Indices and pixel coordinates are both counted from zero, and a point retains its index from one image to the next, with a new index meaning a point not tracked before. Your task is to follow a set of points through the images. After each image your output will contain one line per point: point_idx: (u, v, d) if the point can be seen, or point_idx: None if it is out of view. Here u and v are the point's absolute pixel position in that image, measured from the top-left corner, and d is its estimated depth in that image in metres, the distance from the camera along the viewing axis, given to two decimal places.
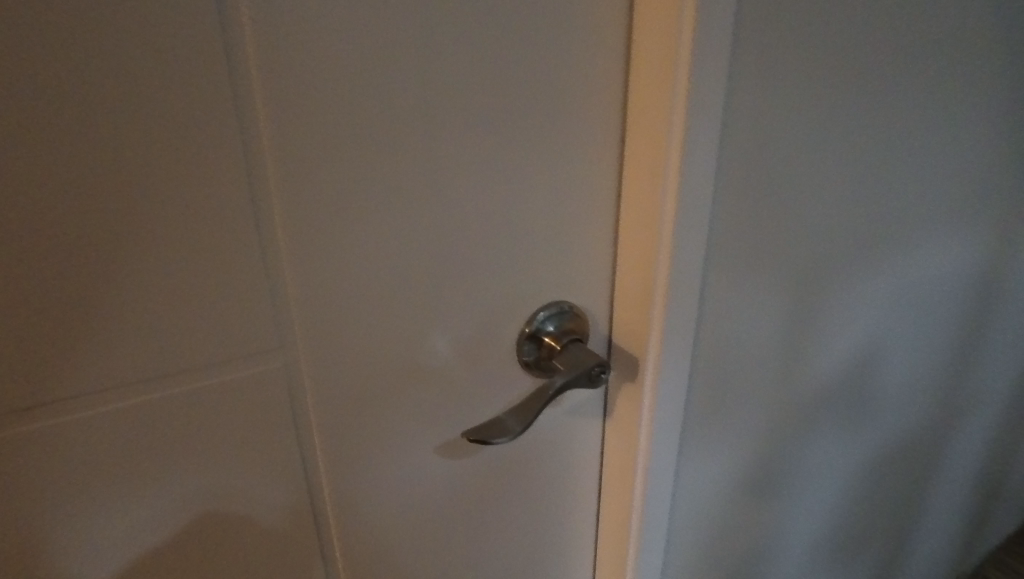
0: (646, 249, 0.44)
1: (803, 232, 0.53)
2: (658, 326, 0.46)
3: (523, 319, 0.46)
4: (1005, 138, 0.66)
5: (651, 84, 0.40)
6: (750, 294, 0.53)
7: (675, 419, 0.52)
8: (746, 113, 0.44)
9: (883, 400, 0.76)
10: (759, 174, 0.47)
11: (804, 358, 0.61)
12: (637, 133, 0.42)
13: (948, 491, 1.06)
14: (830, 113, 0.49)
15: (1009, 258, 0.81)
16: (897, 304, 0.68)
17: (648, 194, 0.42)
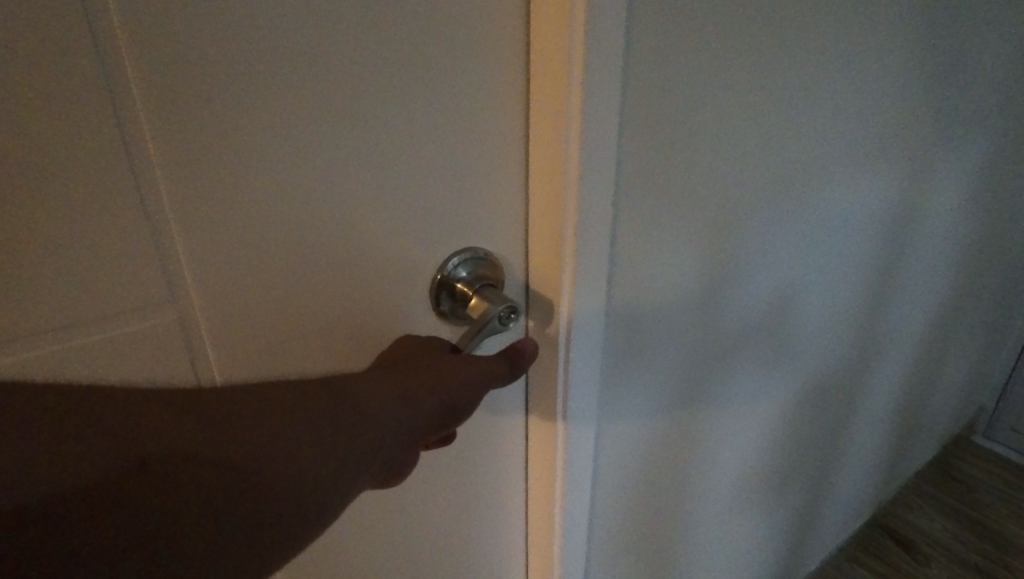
0: (552, 202, 0.44)
1: (712, 177, 0.55)
2: (571, 274, 0.47)
3: (435, 267, 0.45)
4: (903, 89, 0.70)
5: (548, 28, 0.39)
6: (662, 245, 0.54)
7: (592, 370, 0.53)
8: (647, 60, 0.44)
9: (801, 340, 0.80)
10: (664, 121, 0.48)
11: (720, 299, 0.64)
12: (539, 84, 0.42)
13: (867, 427, 1.13)
14: (733, 60, 0.50)
15: (916, 204, 0.85)
16: (811, 246, 0.71)
17: (552, 144, 0.42)
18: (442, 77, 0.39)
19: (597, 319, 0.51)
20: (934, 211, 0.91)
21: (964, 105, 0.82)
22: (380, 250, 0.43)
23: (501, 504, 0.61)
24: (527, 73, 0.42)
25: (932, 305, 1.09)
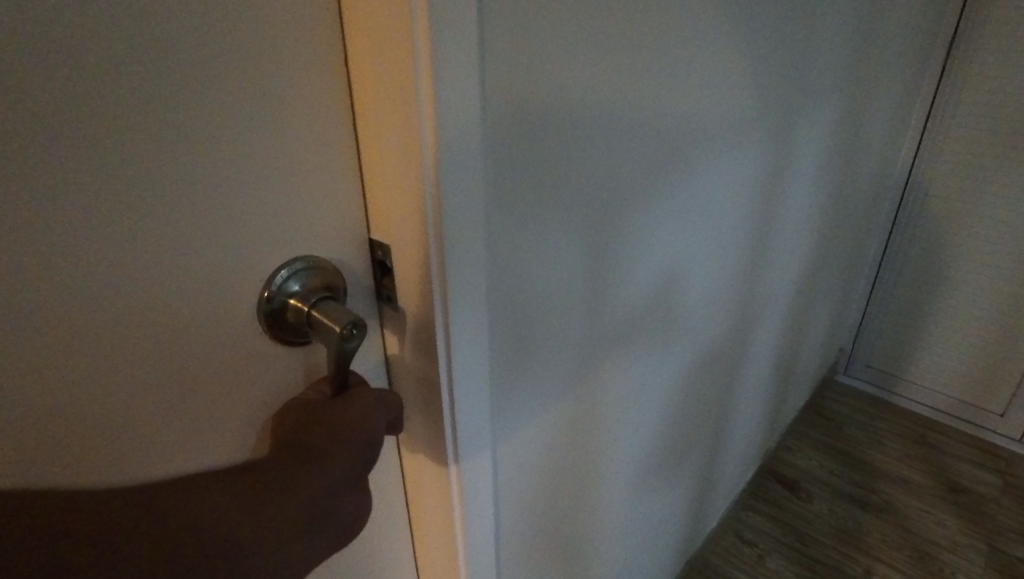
0: (411, 202, 0.38)
1: (587, 163, 0.51)
2: (442, 289, 0.41)
3: (259, 285, 0.38)
4: (762, 62, 0.70)
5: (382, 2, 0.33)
6: (541, 236, 0.49)
7: (477, 383, 0.47)
8: (506, 40, 0.39)
9: (686, 319, 0.80)
10: (530, 108, 0.43)
11: (606, 289, 0.61)
12: (379, 64, 0.35)
13: (748, 389, 1.18)
14: (599, 37, 0.46)
15: (778, 174, 0.88)
16: (689, 225, 0.71)
17: (405, 140, 0.36)
18: (248, 56, 0.32)
19: (476, 328, 0.45)
20: (795, 175, 0.95)
21: (814, 74, 0.85)
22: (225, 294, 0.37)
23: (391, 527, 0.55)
24: (363, 53, 0.36)
25: (796, 267, 1.16)
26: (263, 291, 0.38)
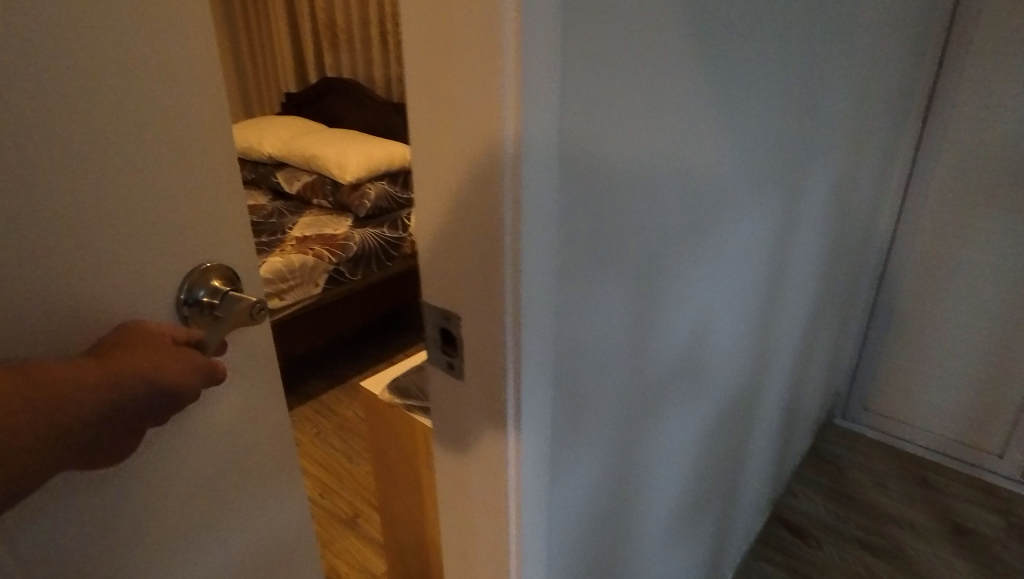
0: (493, 267, 0.41)
1: (644, 223, 0.52)
2: (515, 347, 0.42)
3: (173, 289, 0.49)
4: (783, 123, 0.74)
5: (473, 82, 0.37)
6: (603, 296, 0.50)
7: (540, 446, 0.48)
8: (583, 114, 0.42)
9: (713, 367, 0.81)
10: (602, 175, 0.45)
11: (652, 344, 0.61)
12: (469, 145, 0.39)
13: (760, 433, 1.19)
14: (660, 107, 0.49)
15: (790, 225, 0.92)
16: (720, 277, 0.72)
17: (489, 205, 0.39)
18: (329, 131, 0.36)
19: (544, 391, 0.46)
20: (802, 229, 0.98)
21: (821, 133, 0.90)
22: (92, 237, 0.44)
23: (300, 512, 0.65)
24: (454, 128, 0.39)
25: (802, 312, 1.19)
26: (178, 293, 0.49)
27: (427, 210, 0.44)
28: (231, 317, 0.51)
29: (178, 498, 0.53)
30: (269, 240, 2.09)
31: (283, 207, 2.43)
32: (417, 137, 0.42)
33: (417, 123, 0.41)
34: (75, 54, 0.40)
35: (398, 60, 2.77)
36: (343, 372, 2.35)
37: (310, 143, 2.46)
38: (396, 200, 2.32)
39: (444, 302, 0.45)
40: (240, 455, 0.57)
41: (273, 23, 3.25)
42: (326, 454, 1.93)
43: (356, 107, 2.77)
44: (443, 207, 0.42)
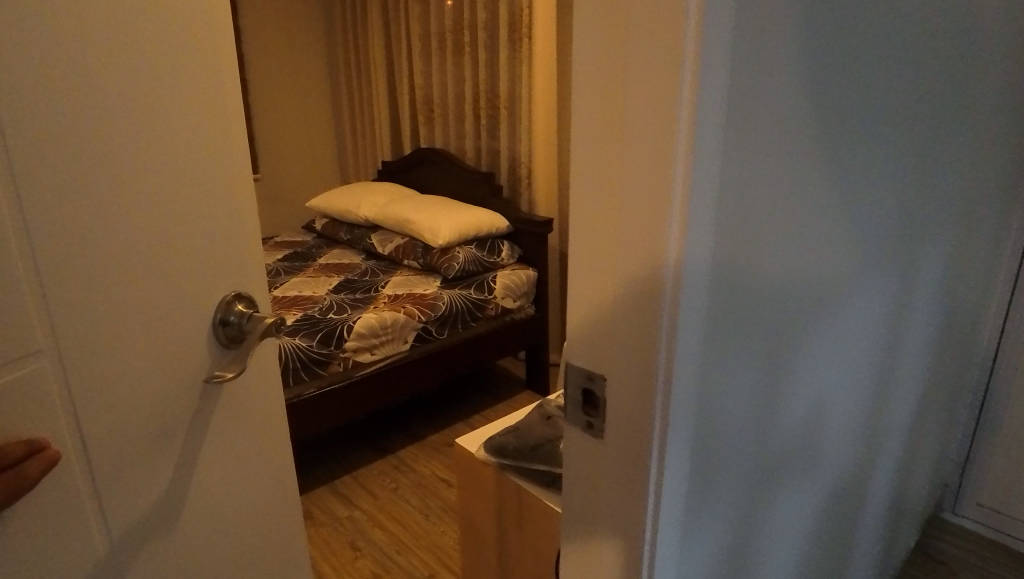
0: (647, 339, 0.43)
1: (766, 306, 0.55)
2: (662, 431, 0.45)
3: (213, 309, 0.73)
4: (889, 209, 0.76)
5: (640, 198, 0.41)
6: (731, 376, 0.52)
7: (674, 515, 0.49)
8: (727, 216, 0.46)
9: (827, 449, 0.79)
10: (737, 266, 0.49)
11: (771, 421, 0.62)
12: (630, 252, 0.43)
13: (868, 524, 1.12)
14: (784, 203, 0.53)
15: (901, 306, 0.90)
16: (834, 356, 0.73)
17: (647, 304, 0.43)
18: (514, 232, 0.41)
19: (681, 461, 0.48)
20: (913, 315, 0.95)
21: (929, 216, 0.90)
22: (144, 244, 0.66)
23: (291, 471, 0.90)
24: (614, 236, 0.43)
25: (912, 396, 1.14)
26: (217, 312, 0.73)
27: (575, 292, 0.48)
28: (254, 327, 0.75)
29: (189, 452, 0.74)
30: (363, 297, 2.21)
31: (376, 266, 2.57)
32: (574, 238, 0.46)
33: (577, 200, 0.45)
34: (139, 113, 0.63)
35: (489, 133, 2.94)
36: (421, 429, 2.39)
37: (404, 209, 2.62)
38: (482, 264, 2.41)
39: (589, 363, 0.48)
40: (231, 435, 0.78)
41: (375, 99, 3.54)
42: (403, 511, 1.95)
43: (447, 176, 2.93)
44: (595, 277, 0.45)
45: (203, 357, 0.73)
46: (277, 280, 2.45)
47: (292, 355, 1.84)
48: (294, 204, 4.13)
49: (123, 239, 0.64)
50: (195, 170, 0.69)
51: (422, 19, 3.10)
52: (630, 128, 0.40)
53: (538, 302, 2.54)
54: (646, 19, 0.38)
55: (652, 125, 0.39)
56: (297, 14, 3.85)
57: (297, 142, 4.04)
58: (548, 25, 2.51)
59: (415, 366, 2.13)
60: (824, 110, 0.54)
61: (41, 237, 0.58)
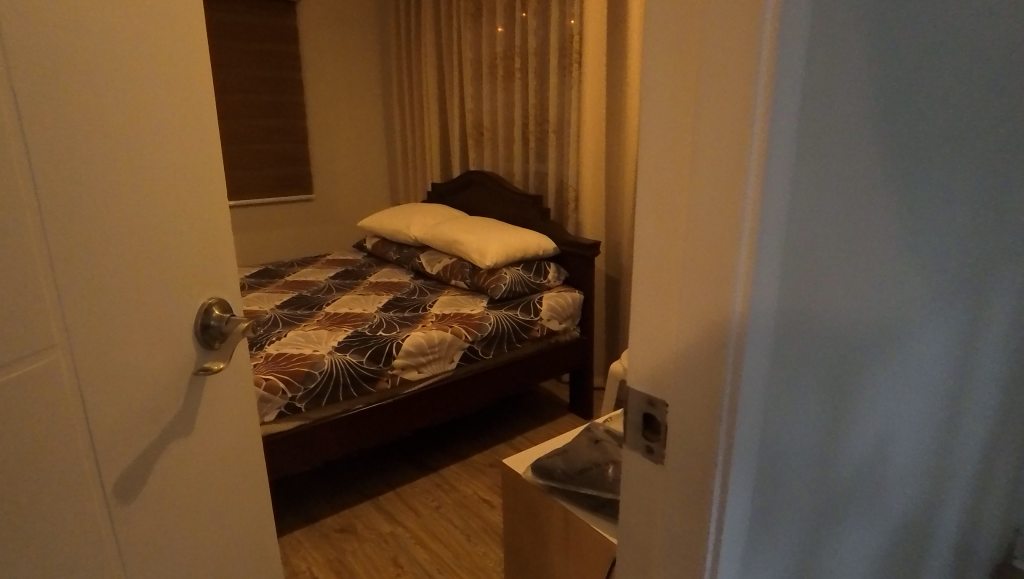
0: (711, 371, 0.43)
1: (832, 336, 0.54)
2: (724, 470, 0.44)
3: (197, 311, 0.80)
4: (962, 238, 0.73)
5: (706, 241, 0.41)
6: (794, 410, 0.51)
7: (735, 551, 0.48)
8: (793, 254, 0.45)
9: (892, 484, 0.76)
10: (803, 301, 0.48)
11: (834, 454, 0.60)
12: (694, 292, 0.43)
13: (933, 568, 1.06)
14: (852, 234, 0.52)
15: (974, 339, 0.86)
16: (901, 388, 0.70)
17: (713, 346, 0.42)
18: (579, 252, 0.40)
19: (744, 495, 0.47)
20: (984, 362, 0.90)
21: (1002, 246, 0.86)
22: (135, 220, 0.71)
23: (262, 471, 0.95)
24: (678, 276, 0.43)
25: (982, 435, 1.08)
26: (199, 317, 0.79)
27: (637, 328, 0.48)
28: (234, 325, 0.82)
29: (171, 432, 0.79)
30: (412, 315, 2.25)
31: (424, 286, 2.62)
32: (638, 275, 0.47)
33: (644, 227, 0.45)
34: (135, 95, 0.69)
35: (537, 156, 2.98)
36: (464, 449, 2.40)
37: (453, 230, 2.67)
38: (529, 285, 2.43)
39: (651, 389, 0.48)
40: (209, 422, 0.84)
41: (426, 124, 3.64)
42: (445, 530, 1.95)
43: (495, 198, 2.98)
44: (659, 305, 0.45)
45: (180, 357, 0.78)
46: (329, 297, 2.52)
47: (344, 369, 1.86)
48: (346, 224, 4.26)
49: (120, 213, 0.69)
50: (168, 182, 0.74)
51: (474, 46, 3.18)
52: (697, 173, 0.41)
53: (583, 325, 2.54)
54: (719, 62, 0.38)
55: (719, 171, 0.39)
56: (354, 43, 4.02)
57: (350, 165, 4.18)
58: (598, 51, 2.54)
59: (461, 386, 2.15)
60: (893, 142, 0.53)
61: (52, 231, 0.63)
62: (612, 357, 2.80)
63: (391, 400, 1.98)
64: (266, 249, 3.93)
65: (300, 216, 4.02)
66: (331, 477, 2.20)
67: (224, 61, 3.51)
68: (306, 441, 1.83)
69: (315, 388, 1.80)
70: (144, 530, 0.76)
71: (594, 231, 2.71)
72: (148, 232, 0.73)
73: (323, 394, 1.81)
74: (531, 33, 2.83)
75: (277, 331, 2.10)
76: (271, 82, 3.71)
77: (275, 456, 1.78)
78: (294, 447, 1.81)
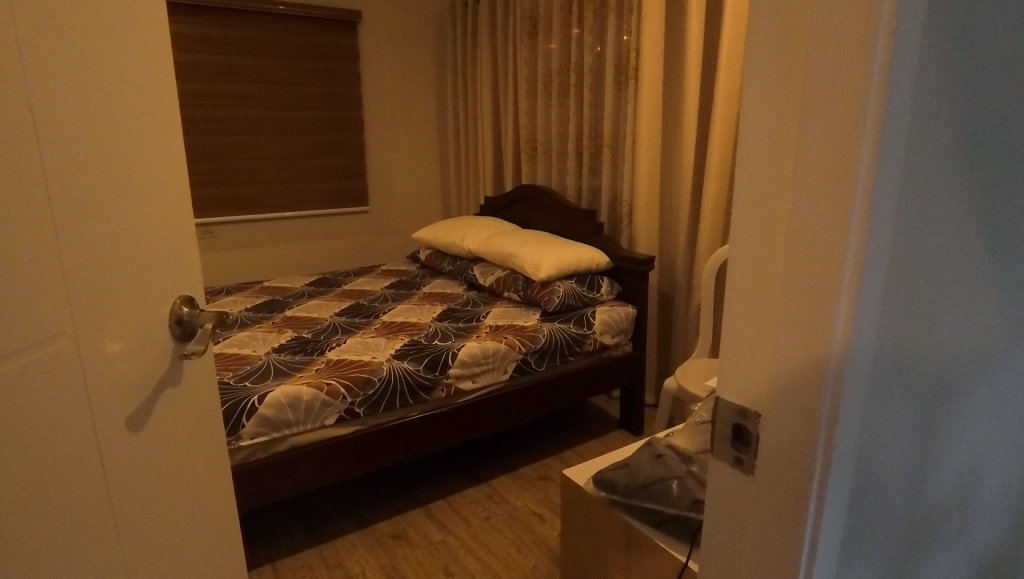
0: (810, 385, 0.43)
1: (930, 360, 0.52)
2: (818, 499, 0.44)
3: (171, 307, 0.82)
4: None
5: (805, 271, 0.41)
6: (889, 435, 0.50)
7: (828, 572, 0.47)
8: (896, 283, 0.45)
9: (981, 514, 0.72)
10: (904, 327, 0.48)
11: (925, 479, 0.58)
12: (791, 322, 0.43)
13: None
14: (955, 258, 0.51)
15: None
16: (997, 414, 0.67)
17: (811, 376, 0.43)
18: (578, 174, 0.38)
19: (839, 515, 0.46)
20: None
21: None
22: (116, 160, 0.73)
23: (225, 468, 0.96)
24: (776, 304, 0.44)
25: None
26: (171, 312, 0.82)
27: (729, 351, 0.49)
28: (203, 318, 0.85)
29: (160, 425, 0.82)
30: (466, 326, 2.28)
31: (476, 297, 2.66)
32: (733, 299, 0.48)
33: (743, 241, 0.46)
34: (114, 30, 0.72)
35: (591, 170, 2.98)
36: (514, 461, 2.41)
37: (506, 242, 2.70)
38: (582, 298, 2.43)
39: (744, 401, 0.48)
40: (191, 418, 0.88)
41: (480, 138, 3.70)
42: (495, 540, 1.96)
43: (548, 212, 3.00)
44: (756, 317, 0.46)
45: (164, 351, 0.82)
46: (385, 306, 2.58)
47: (401, 377, 1.90)
48: (399, 235, 4.36)
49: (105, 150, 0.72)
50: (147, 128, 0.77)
51: (530, 62, 3.23)
52: (797, 204, 0.41)
53: (635, 341, 2.52)
54: (825, 96, 0.39)
55: (822, 204, 0.40)
56: (412, 59, 4.13)
57: (405, 178, 4.29)
58: (655, 65, 2.54)
59: (513, 397, 2.17)
60: (996, 163, 0.52)
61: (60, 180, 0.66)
62: (664, 374, 2.77)
63: (446, 408, 2.02)
64: (323, 258, 4.07)
65: (356, 227, 4.14)
66: (384, 483, 2.24)
67: (289, 78, 3.68)
68: (363, 446, 1.87)
69: (373, 395, 1.84)
70: (138, 523, 0.78)
71: (648, 246, 2.69)
72: (131, 180, 0.75)
73: (381, 400, 1.86)
74: (587, 49, 2.85)
75: (337, 337, 2.17)
76: (333, 98, 3.85)
77: (334, 459, 1.83)
78: (352, 451, 1.86)
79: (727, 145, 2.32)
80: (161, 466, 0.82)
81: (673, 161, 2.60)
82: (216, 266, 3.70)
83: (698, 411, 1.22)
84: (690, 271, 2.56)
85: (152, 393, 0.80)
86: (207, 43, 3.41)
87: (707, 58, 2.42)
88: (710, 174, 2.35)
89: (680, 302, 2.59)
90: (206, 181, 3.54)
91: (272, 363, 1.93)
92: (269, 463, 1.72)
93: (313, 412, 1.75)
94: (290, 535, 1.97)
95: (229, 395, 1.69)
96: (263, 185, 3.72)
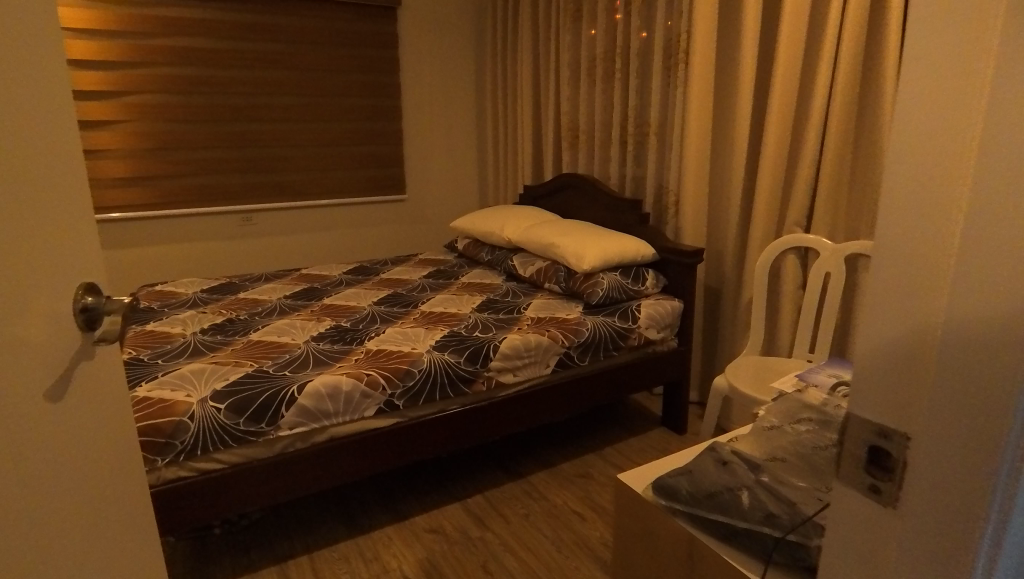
0: (999, 379, 0.37)
1: None
2: (1002, 512, 0.38)
3: (75, 296, 0.70)
4: None
5: (1002, 248, 0.36)
6: None
7: None
8: None
9: None
10: None
11: None
12: (978, 305, 0.37)
13: None
14: None
15: None
16: None
17: (1001, 370, 0.37)
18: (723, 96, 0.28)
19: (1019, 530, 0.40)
20: None
21: None
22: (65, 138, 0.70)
23: (141, 468, 0.88)
24: (955, 287, 0.39)
25: None
26: (75, 304, 0.70)
27: (885, 341, 0.44)
28: (112, 307, 0.74)
29: (92, 432, 0.74)
30: (506, 317, 2.22)
31: (516, 288, 2.59)
32: (888, 284, 0.44)
33: (892, 238, 0.43)
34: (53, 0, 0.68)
35: (635, 159, 2.88)
36: (553, 457, 2.34)
37: (548, 232, 2.62)
38: (626, 291, 2.34)
39: (899, 388, 0.43)
40: (116, 423, 0.80)
41: (519, 126, 3.62)
42: (535, 539, 1.91)
43: (590, 202, 2.91)
44: (919, 299, 0.42)
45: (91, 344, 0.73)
46: (424, 296, 2.54)
47: (442, 369, 1.85)
48: (435, 225, 4.33)
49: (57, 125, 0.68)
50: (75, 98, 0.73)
51: (573, 47, 3.13)
52: (996, 172, 0.36)
53: (681, 336, 2.43)
54: None
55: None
56: (450, 47, 4.08)
57: (442, 166, 4.24)
58: (707, 48, 2.41)
59: (556, 392, 2.10)
60: None
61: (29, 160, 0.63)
62: (709, 371, 2.66)
63: (487, 402, 1.96)
64: (360, 246, 4.06)
65: (392, 216, 4.12)
66: (421, 475, 2.21)
67: (329, 65, 3.66)
68: (402, 439, 1.83)
69: (414, 386, 1.79)
70: (80, 545, 0.70)
71: (696, 238, 2.58)
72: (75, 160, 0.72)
73: (422, 392, 1.81)
74: (635, 32, 2.74)
75: (376, 327, 2.13)
76: (371, 86, 3.82)
77: (372, 451, 1.79)
78: (390, 443, 1.81)
79: (784, 133, 2.19)
80: (98, 474, 0.75)
81: (724, 149, 2.48)
82: (255, 253, 3.73)
83: (766, 415, 1.13)
84: (740, 264, 2.44)
85: (59, 378, 0.68)
86: (248, 30, 3.41)
87: (764, 40, 2.29)
88: (765, 163, 2.23)
89: (728, 297, 2.48)
90: (246, 168, 3.57)
91: (312, 352, 1.90)
92: (307, 454, 1.69)
93: (353, 403, 1.71)
94: (327, 525, 1.95)
95: (269, 384, 1.66)
96: (302, 173, 3.73)
